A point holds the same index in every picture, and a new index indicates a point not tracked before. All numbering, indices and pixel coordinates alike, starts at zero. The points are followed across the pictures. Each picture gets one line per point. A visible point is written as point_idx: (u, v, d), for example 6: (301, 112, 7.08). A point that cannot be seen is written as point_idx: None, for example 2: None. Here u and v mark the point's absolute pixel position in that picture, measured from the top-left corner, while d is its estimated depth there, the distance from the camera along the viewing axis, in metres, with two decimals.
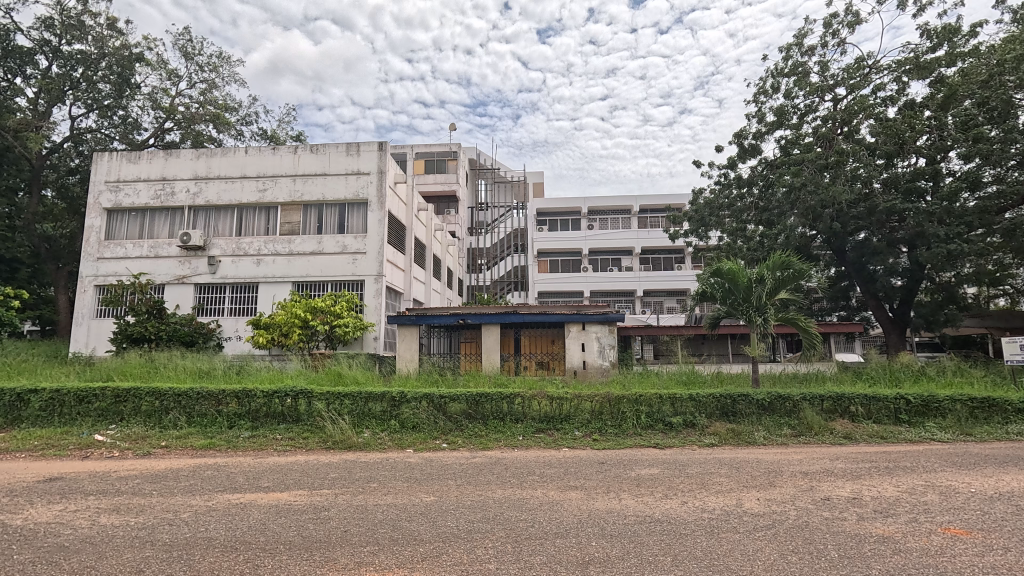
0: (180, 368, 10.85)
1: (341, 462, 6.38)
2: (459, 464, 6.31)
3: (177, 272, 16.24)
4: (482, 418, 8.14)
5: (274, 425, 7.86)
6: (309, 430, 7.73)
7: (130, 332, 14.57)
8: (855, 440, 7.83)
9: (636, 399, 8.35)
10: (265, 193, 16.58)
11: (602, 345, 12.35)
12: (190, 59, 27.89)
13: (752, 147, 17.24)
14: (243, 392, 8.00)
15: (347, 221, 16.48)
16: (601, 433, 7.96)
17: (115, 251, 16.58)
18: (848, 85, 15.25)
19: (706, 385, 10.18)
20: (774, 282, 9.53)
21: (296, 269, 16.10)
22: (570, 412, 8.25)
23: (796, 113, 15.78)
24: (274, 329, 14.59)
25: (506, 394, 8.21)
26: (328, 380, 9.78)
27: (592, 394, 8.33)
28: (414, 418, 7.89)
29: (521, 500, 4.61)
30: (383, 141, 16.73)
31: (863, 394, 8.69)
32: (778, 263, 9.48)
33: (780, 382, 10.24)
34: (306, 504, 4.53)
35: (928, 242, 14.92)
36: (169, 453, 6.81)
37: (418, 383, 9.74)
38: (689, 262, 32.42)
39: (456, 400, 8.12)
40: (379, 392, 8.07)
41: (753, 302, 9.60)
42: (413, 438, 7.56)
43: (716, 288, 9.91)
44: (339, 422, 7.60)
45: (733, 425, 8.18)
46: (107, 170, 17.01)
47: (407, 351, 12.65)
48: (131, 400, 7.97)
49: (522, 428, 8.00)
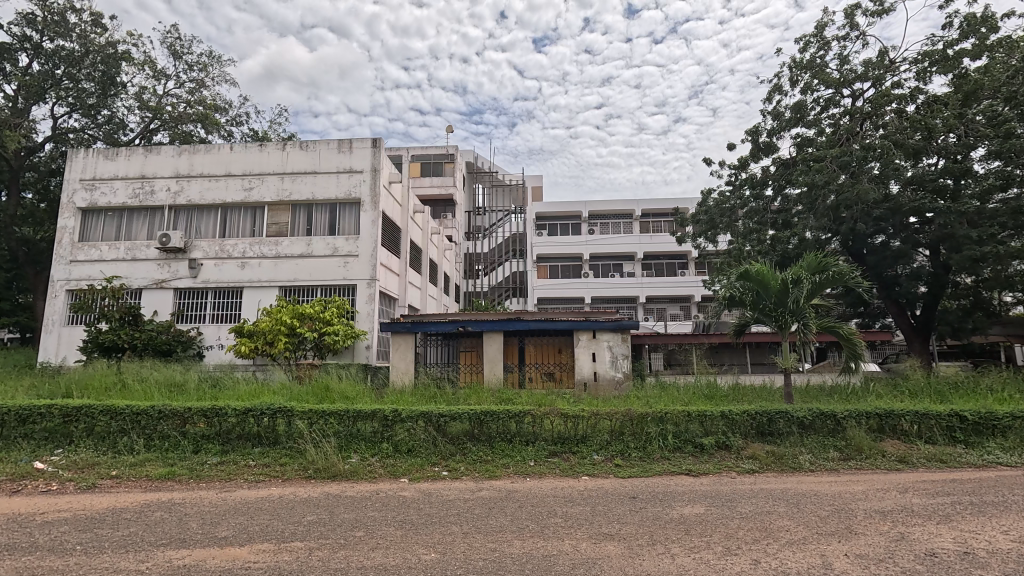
0: (151, 381, 9.83)
1: (322, 499, 5.32)
2: (462, 500, 5.26)
3: (155, 276, 15.18)
4: (487, 441, 7.12)
5: (248, 449, 6.82)
6: (288, 455, 6.69)
7: (102, 341, 13.49)
8: (912, 465, 6.92)
9: (661, 418, 7.35)
10: (251, 192, 15.56)
11: (614, 354, 11.33)
12: (179, 58, 26.97)
13: (766, 145, 16.45)
14: (214, 410, 6.97)
15: (338, 223, 15.48)
16: (624, 457, 6.99)
17: (89, 254, 15.51)
18: (870, 78, 14.47)
19: (733, 400, 9.21)
20: (812, 286, 8.56)
21: (284, 273, 15.08)
22: (587, 432, 7.27)
23: (815, 108, 14.97)
24: (258, 337, 13.54)
25: (515, 412, 7.20)
26: (313, 397, 8.71)
27: (611, 411, 7.33)
28: (410, 441, 6.89)
29: (549, 561, 3.57)
30: (377, 138, 15.77)
31: (914, 411, 7.74)
32: (814, 265, 8.56)
33: (813, 397, 9.28)
34: (266, 569, 3.47)
35: (958, 245, 13.93)
36: (120, 486, 5.75)
37: (414, 399, 8.68)
38: (692, 268, 31.69)
39: (458, 420, 7.11)
40: (369, 410, 7.03)
41: (787, 306, 8.65)
42: (408, 464, 6.54)
43: (746, 291, 8.94)
44: (323, 446, 6.58)
45: (773, 446, 7.22)
46: (82, 168, 15.97)
47: (402, 361, 11.60)
48: (83, 420, 6.92)
49: (533, 451, 6.99)
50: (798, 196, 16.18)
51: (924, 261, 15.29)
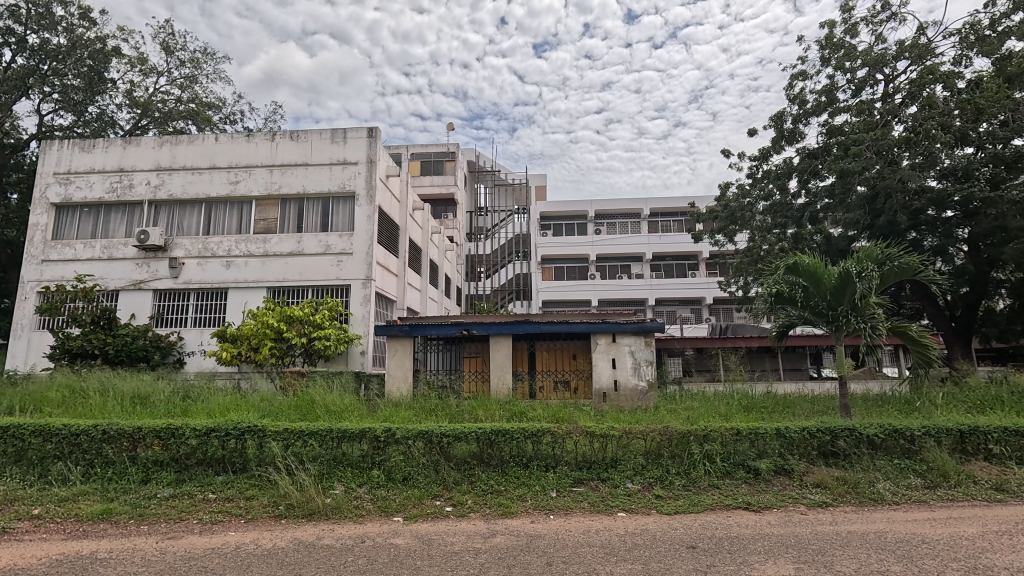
0: (116, 391, 8.69)
1: (290, 552, 4.09)
2: (472, 553, 4.04)
3: (133, 276, 14.04)
4: (499, 467, 5.94)
5: (208, 477, 5.63)
6: (255, 485, 5.49)
7: (70, 346, 12.27)
8: (1014, 495, 5.67)
9: (704, 436, 6.16)
10: (237, 185, 14.43)
11: (637, 360, 10.07)
12: (170, 54, 25.96)
13: (791, 133, 15.32)
14: (171, 430, 5.78)
15: (331, 219, 14.33)
16: (664, 485, 5.79)
17: (62, 253, 14.38)
18: (907, 58, 13.35)
19: (779, 413, 8.00)
20: (875, 281, 7.33)
21: (272, 272, 13.92)
22: (617, 455, 6.11)
23: (847, 91, 13.83)
24: (242, 342, 12.38)
25: (531, 431, 6.00)
26: (295, 412, 7.54)
27: (645, 430, 6.16)
28: (405, 467, 5.72)
29: None
30: (373, 128, 14.63)
31: (1002, 427, 6.49)
32: (876, 256, 7.38)
33: (871, 413, 8.03)
34: None
35: (1011, 238, 12.62)
36: (38, 530, 4.56)
37: (410, 414, 7.49)
38: (702, 269, 30.59)
39: (462, 441, 5.92)
40: (356, 430, 5.85)
41: (847, 304, 7.44)
42: (403, 497, 5.35)
43: (794, 287, 7.78)
44: (298, 475, 5.39)
45: (841, 472, 6.01)
46: (56, 160, 14.86)
47: (399, 370, 10.42)
48: (12, 442, 5.81)
49: (554, 479, 5.80)
50: (827, 188, 15.04)
51: (964, 257, 14.03)
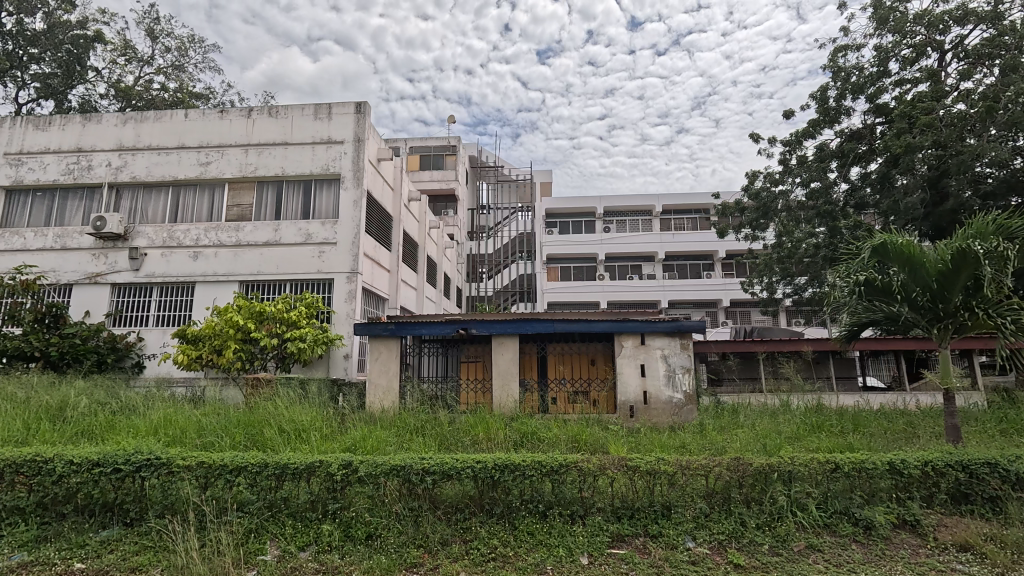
0: (31, 401, 7.02)
1: None
2: None
3: (89, 269, 12.43)
4: (505, 517, 4.18)
5: (87, 533, 3.93)
6: (147, 546, 3.76)
7: (6, 347, 10.58)
8: None
9: (791, 474, 4.42)
10: (208, 166, 12.79)
11: (671, 368, 8.32)
12: (155, 39, 24.46)
13: (833, 112, 13.59)
14: (39, 465, 4.11)
15: (313, 204, 12.65)
16: (741, 545, 4.04)
17: (10, 242, 12.77)
18: (972, 20, 11.58)
19: (861, 436, 6.25)
20: (1001, 265, 5.58)
21: (246, 264, 12.24)
22: (671, 501, 4.35)
23: (903, 58, 12.06)
24: (204, 343, 10.70)
25: (551, 467, 4.24)
26: (243, 431, 5.88)
27: (709, 463, 4.41)
28: (370, 522, 3.96)
29: None
30: (361, 102, 12.93)
31: None
32: (999, 231, 5.65)
33: (985, 439, 6.24)
34: None
35: None
36: None
37: (390, 436, 5.77)
38: (718, 269, 28.81)
39: (454, 480, 4.18)
40: (301, 465, 4.12)
41: (963, 293, 5.74)
42: (363, 567, 3.60)
43: (886, 275, 6.06)
44: (212, 535, 3.68)
45: (993, 527, 4.21)
46: (8, 140, 13.26)
47: (383, 377, 8.62)
48: None
49: (584, 536, 4.04)
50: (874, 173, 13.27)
51: None
